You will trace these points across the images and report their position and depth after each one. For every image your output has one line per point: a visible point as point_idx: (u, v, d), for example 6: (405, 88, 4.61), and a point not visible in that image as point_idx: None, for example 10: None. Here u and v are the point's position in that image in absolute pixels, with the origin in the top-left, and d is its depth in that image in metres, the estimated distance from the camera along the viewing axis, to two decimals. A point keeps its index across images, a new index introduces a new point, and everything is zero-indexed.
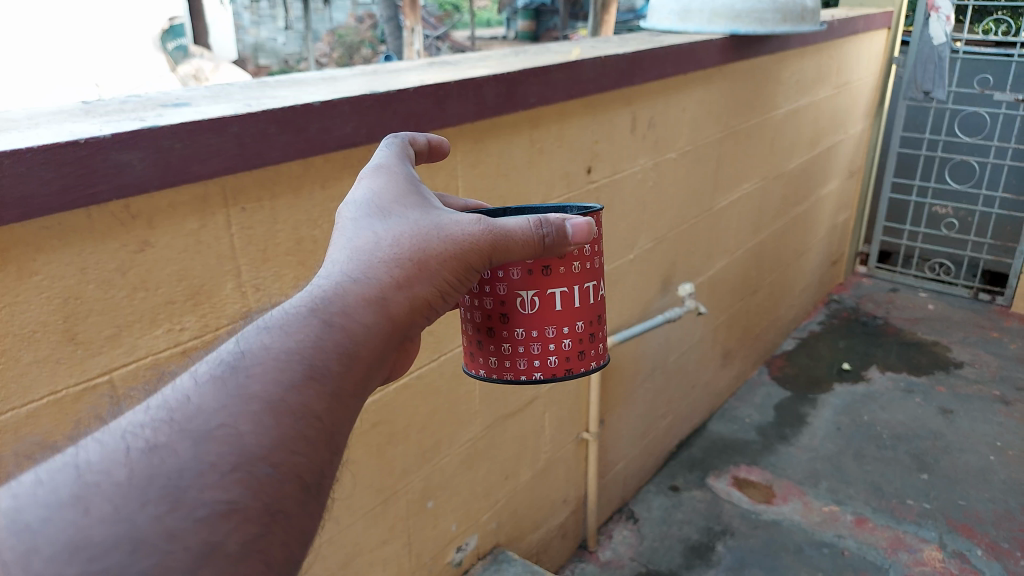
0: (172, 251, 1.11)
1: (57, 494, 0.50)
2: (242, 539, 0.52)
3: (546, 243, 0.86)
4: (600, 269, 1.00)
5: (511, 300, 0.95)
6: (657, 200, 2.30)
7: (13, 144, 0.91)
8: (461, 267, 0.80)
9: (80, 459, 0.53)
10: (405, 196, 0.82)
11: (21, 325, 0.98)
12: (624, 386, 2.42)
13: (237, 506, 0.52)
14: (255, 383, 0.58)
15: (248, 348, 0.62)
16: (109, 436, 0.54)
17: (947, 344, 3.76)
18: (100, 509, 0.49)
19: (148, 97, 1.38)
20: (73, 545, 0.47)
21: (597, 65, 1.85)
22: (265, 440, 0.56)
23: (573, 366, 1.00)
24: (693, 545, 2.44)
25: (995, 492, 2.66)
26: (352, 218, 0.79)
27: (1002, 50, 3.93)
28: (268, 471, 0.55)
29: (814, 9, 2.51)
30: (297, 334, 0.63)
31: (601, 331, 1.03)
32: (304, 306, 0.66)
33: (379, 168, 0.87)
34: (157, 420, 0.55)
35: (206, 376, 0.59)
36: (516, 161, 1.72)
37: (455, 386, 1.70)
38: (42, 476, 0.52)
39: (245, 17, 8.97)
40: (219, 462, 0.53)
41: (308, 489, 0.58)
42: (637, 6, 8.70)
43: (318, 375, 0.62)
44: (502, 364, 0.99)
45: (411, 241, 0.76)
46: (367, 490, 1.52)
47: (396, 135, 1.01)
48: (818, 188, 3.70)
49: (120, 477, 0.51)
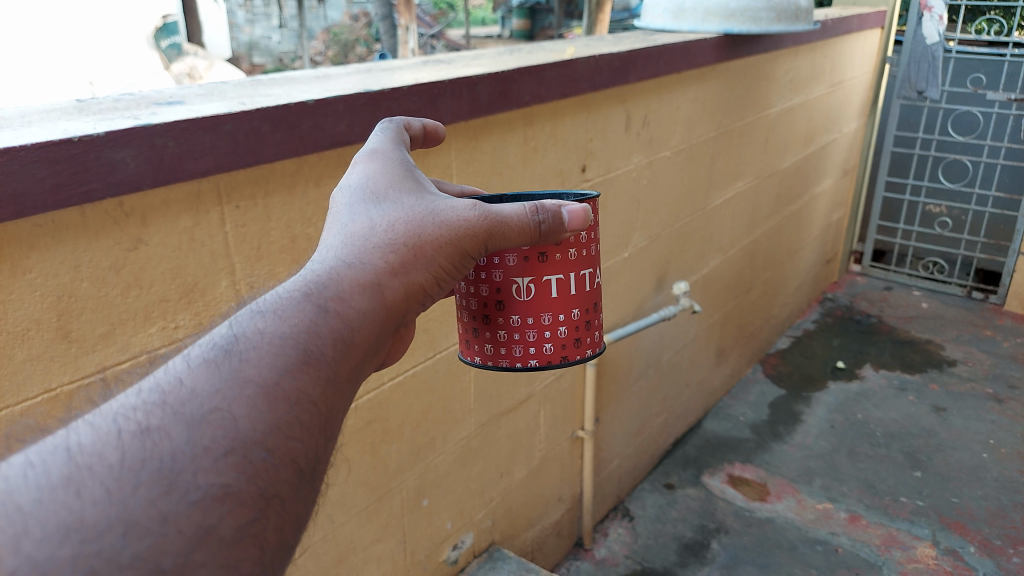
0: (165, 249, 1.11)
1: (47, 476, 0.49)
2: (237, 523, 0.52)
3: (541, 230, 0.87)
4: (596, 256, 1.00)
5: (507, 287, 0.95)
6: (651, 198, 2.30)
7: (6, 142, 0.90)
8: (457, 253, 0.80)
9: (70, 441, 0.52)
10: (401, 182, 0.82)
11: (14, 323, 0.97)
12: (619, 384, 2.43)
13: (231, 490, 0.53)
14: (250, 366, 0.58)
15: (241, 332, 0.61)
16: (100, 419, 0.53)
17: (940, 343, 3.77)
18: (92, 492, 0.48)
19: (142, 94, 1.37)
20: (66, 527, 0.47)
21: (591, 63, 1.85)
22: (259, 426, 0.56)
23: (568, 353, 1.00)
24: (687, 543, 2.45)
25: (987, 489, 2.67)
26: (347, 204, 0.79)
27: (994, 49, 3.96)
28: (263, 456, 0.55)
29: (808, 8, 2.51)
30: (291, 319, 0.63)
31: (597, 319, 1.03)
32: (297, 291, 0.66)
33: (373, 154, 0.87)
34: (149, 403, 0.54)
35: (199, 360, 0.58)
36: (510, 159, 1.72)
37: (449, 383, 1.70)
38: (31, 458, 0.50)
39: (239, 16, 8.95)
40: (213, 447, 0.53)
41: (302, 474, 0.58)
42: (631, 5, 8.73)
43: (313, 359, 0.62)
44: (497, 351, 0.99)
45: (407, 226, 0.76)
46: (361, 488, 1.52)
47: (391, 120, 1.01)
48: (812, 187, 3.71)
49: (112, 460, 0.50)
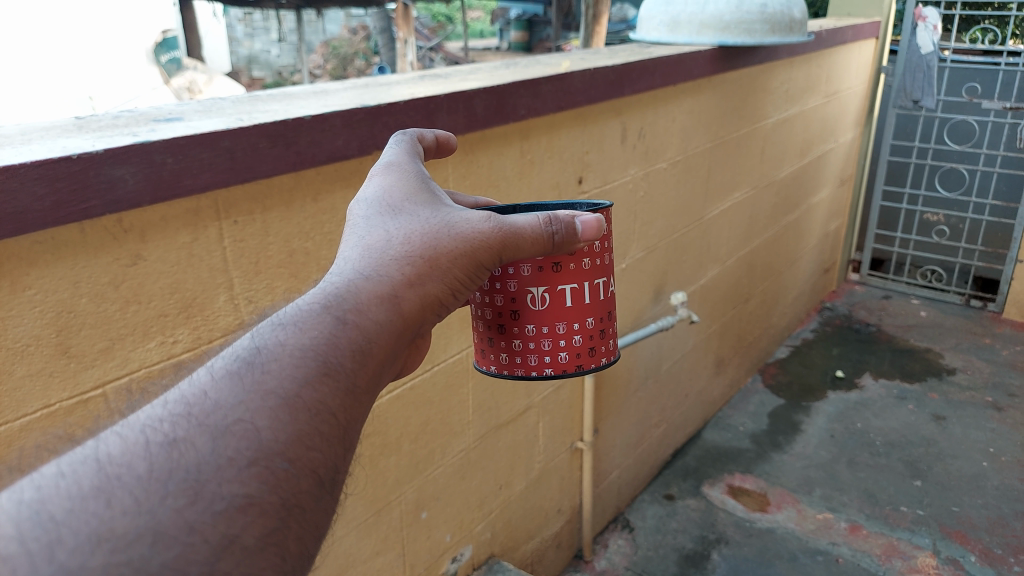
0: (163, 264, 1.12)
1: (79, 486, 0.49)
2: (259, 533, 0.53)
3: (555, 241, 0.87)
4: (610, 265, 1.01)
5: (522, 297, 0.96)
6: (647, 209, 2.31)
7: (7, 160, 0.91)
8: (472, 264, 0.80)
9: (99, 451, 0.52)
10: (416, 194, 0.83)
11: (15, 339, 0.98)
12: (618, 395, 2.43)
13: (254, 500, 0.53)
14: (272, 377, 0.59)
15: (263, 344, 0.62)
16: (127, 430, 0.54)
17: (939, 351, 3.77)
18: (122, 501, 0.49)
19: (141, 111, 1.38)
20: (97, 536, 0.47)
21: (586, 77, 1.87)
22: (281, 436, 0.56)
23: (583, 362, 1.01)
24: (687, 554, 2.44)
25: (987, 498, 2.66)
26: (363, 216, 0.79)
27: (989, 58, 3.98)
28: (285, 466, 0.56)
29: (802, 20, 2.49)
30: (312, 331, 0.63)
31: (611, 328, 1.04)
32: (317, 303, 0.66)
33: (389, 166, 0.88)
34: (176, 414, 0.55)
35: (222, 371, 0.59)
36: (507, 172, 1.73)
37: (448, 395, 1.71)
38: (62, 468, 0.51)
39: (239, 29, 9.09)
40: (236, 457, 0.54)
41: (322, 484, 0.58)
42: (629, 17, 8.84)
43: (332, 371, 0.63)
44: (513, 361, 1.00)
45: (422, 239, 0.77)
46: (361, 502, 1.53)
47: (404, 131, 1.02)
48: (809, 198, 3.72)
49: (141, 471, 0.51)
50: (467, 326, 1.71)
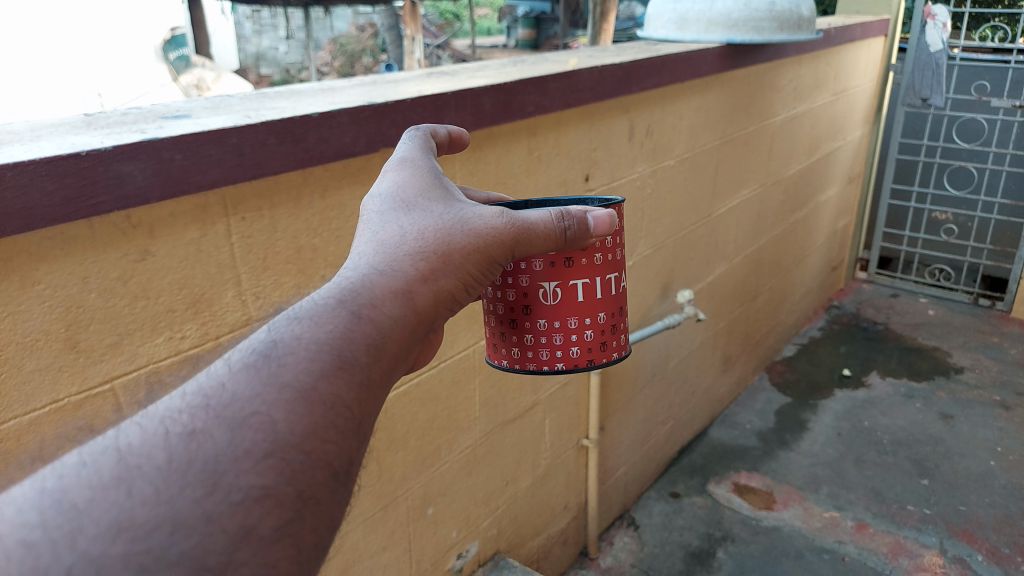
0: (172, 260, 1.12)
1: (100, 475, 0.50)
2: (276, 523, 0.53)
3: (567, 236, 0.88)
4: (621, 260, 1.01)
5: (534, 292, 0.96)
6: (655, 207, 2.31)
7: (16, 157, 0.92)
8: (485, 260, 0.80)
9: (120, 442, 0.53)
10: (429, 190, 0.83)
11: (24, 333, 0.99)
12: (624, 392, 2.44)
13: (271, 492, 0.53)
14: (287, 370, 0.59)
15: (279, 337, 0.62)
16: (147, 420, 0.55)
17: (947, 350, 3.75)
18: (141, 491, 0.50)
19: (150, 108, 1.38)
20: (117, 525, 0.48)
21: (594, 74, 1.87)
22: (297, 429, 0.56)
23: (594, 357, 1.01)
24: (693, 552, 2.44)
25: (995, 497, 2.66)
26: (377, 212, 0.80)
27: (999, 56, 3.96)
28: (300, 458, 0.56)
29: (811, 17, 2.48)
30: (327, 325, 0.64)
31: (623, 323, 1.04)
32: (332, 298, 0.67)
33: (403, 162, 0.88)
34: (194, 406, 0.56)
35: (240, 364, 0.59)
36: (514, 170, 1.73)
37: (454, 392, 1.71)
38: (84, 458, 0.52)
39: (247, 26, 9.07)
40: (253, 449, 0.54)
41: (337, 476, 0.58)
42: (637, 15, 8.83)
43: (347, 364, 0.63)
44: (524, 355, 1.00)
45: (435, 234, 0.77)
46: (368, 497, 1.53)
47: (418, 127, 1.02)
48: (817, 196, 3.71)
49: (161, 461, 0.52)
50: (473, 323, 1.72)
